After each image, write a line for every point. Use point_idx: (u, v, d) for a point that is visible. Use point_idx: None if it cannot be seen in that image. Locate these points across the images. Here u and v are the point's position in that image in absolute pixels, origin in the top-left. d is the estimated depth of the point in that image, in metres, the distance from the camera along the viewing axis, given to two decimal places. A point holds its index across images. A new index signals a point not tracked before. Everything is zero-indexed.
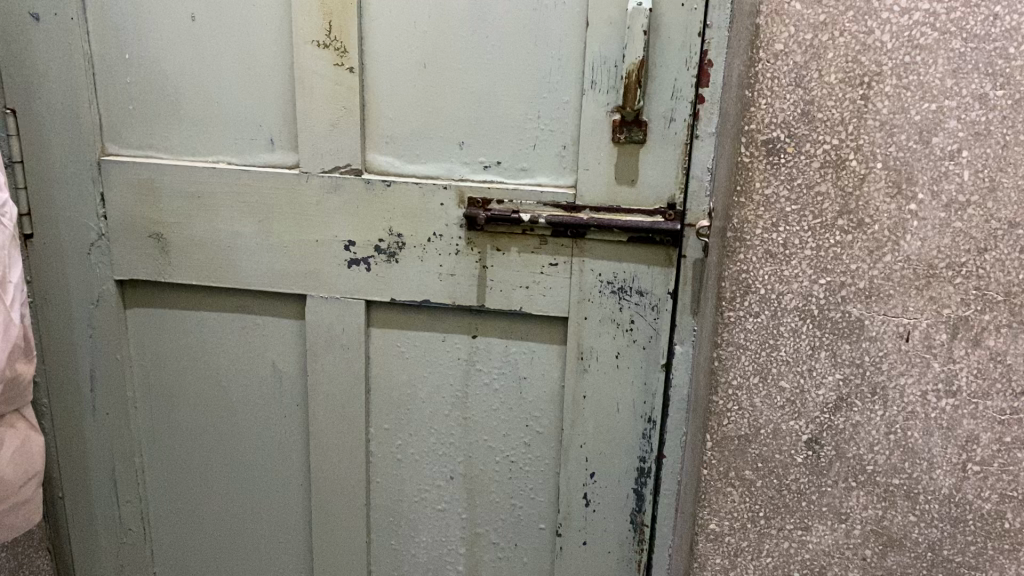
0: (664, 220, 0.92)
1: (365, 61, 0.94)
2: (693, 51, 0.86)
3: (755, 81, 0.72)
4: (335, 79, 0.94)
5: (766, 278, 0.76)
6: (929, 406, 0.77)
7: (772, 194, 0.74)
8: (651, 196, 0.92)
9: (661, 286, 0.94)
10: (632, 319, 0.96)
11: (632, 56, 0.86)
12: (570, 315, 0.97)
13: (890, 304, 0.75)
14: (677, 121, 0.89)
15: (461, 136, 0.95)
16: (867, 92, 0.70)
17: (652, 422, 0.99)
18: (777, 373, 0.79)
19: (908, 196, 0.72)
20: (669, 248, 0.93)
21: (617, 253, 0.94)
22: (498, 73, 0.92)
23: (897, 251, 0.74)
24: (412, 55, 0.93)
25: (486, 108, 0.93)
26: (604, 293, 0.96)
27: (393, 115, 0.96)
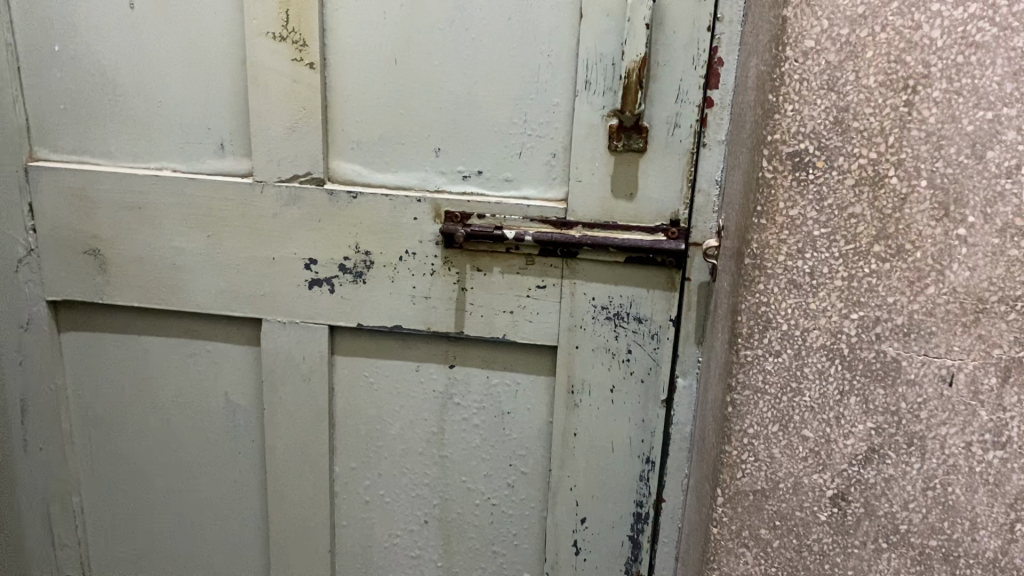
0: (666, 239, 0.81)
1: (328, 55, 0.83)
2: (702, 47, 0.76)
3: (781, 84, 0.61)
4: (293, 76, 0.83)
5: (789, 312, 0.66)
6: (974, 460, 0.67)
7: (798, 215, 0.63)
8: (652, 211, 0.81)
9: (662, 312, 0.84)
10: (629, 348, 0.86)
11: (633, 53, 0.76)
12: (559, 344, 0.87)
13: (932, 343, 0.65)
14: (681, 127, 0.79)
15: (436, 141, 0.84)
16: (911, 97, 0.60)
17: (650, 462, 0.89)
18: (800, 421, 0.68)
19: (956, 219, 0.62)
20: (671, 270, 0.83)
21: (613, 275, 0.84)
22: (479, 70, 0.81)
23: (941, 281, 0.63)
24: (382, 48, 0.82)
25: (466, 112, 0.82)
26: (597, 319, 0.85)
27: (360, 118, 0.84)
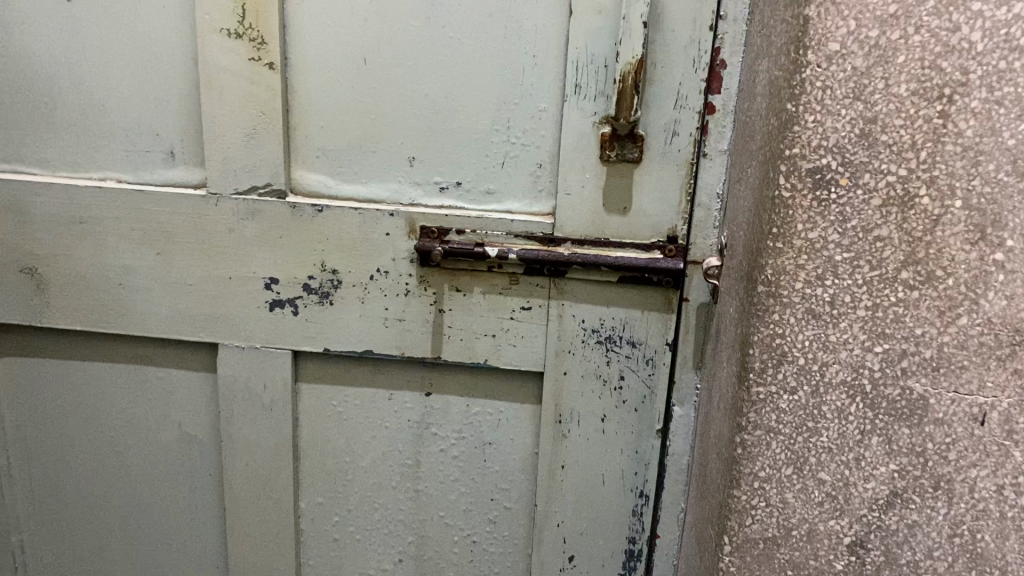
0: (663, 257, 0.74)
1: (289, 55, 0.75)
2: (703, 48, 0.69)
3: (800, 91, 0.54)
4: (250, 77, 0.74)
5: (806, 344, 0.59)
6: (1006, 505, 0.61)
7: (818, 238, 0.57)
8: (647, 227, 0.75)
9: (658, 336, 0.78)
10: (622, 375, 0.79)
11: (628, 54, 0.69)
12: (546, 370, 0.80)
13: (963, 379, 0.59)
14: (680, 136, 0.72)
15: (411, 149, 0.76)
16: (947, 107, 0.53)
17: (644, 497, 0.83)
18: (816, 463, 0.62)
19: (993, 243, 0.56)
20: (668, 290, 0.76)
21: (605, 296, 0.77)
22: (458, 72, 0.73)
23: (975, 311, 0.57)
24: (350, 47, 0.74)
25: (444, 119, 0.75)
26: (588, 343, 0.78)
27: (326, 123, 0.76)
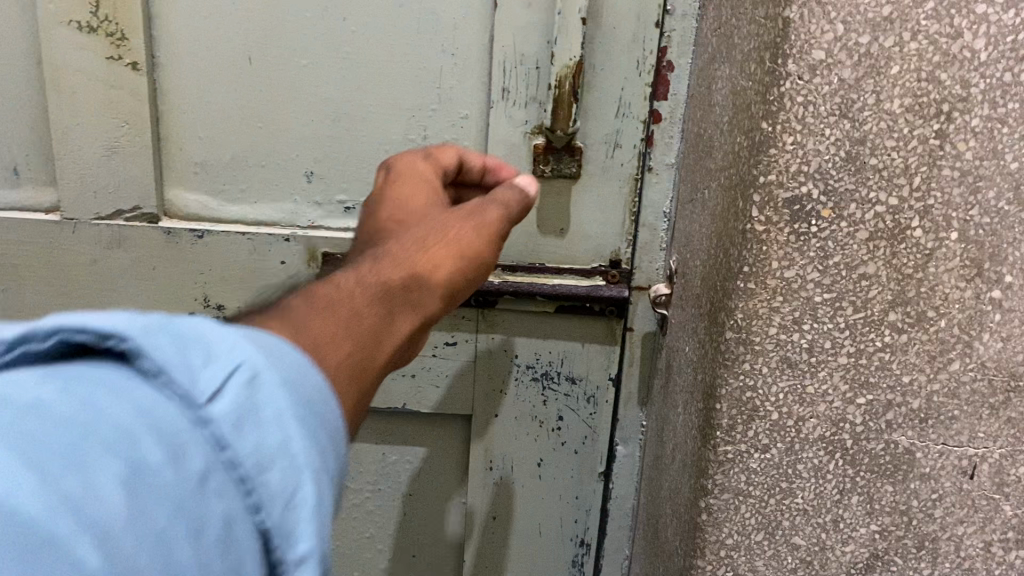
0: (605, 283, 0.68)
1: (156, 53, 0.66)
2: (650, 49, 0.63)
3: (779, 107, 0.46)
4: (109, 80, 0.65)
5: (780, 397, 0.51)
6: (993, 562, 0.55)
7: (795, 277, 0.49)
8: (588, 250, 0.68)
9: (600, 371, 0.71)
10: (560, 414, 0.73)
11: (566, 56, 0.61)
12: (475, 412, 0.73)
13: (953, 431, 0.52)
14: (623, 147, 0.65)
15: (309, 163, 0.69)
16: (944, 126, 0.46)
17: (585, 546, 0.77)
18: (789, 527, 0.54)
19: (990, 279, 0.49)
20: (611, 320, 0.70)
21: (540, 327, 0.70)
22: (358, 73, 0.66)
23: (968, 355, 0.50)
24: (233, 42, 0.65)
25: (340, 128, 0.68)
26: (522, 380, 0.72)
27: (206, 134, 0.68)
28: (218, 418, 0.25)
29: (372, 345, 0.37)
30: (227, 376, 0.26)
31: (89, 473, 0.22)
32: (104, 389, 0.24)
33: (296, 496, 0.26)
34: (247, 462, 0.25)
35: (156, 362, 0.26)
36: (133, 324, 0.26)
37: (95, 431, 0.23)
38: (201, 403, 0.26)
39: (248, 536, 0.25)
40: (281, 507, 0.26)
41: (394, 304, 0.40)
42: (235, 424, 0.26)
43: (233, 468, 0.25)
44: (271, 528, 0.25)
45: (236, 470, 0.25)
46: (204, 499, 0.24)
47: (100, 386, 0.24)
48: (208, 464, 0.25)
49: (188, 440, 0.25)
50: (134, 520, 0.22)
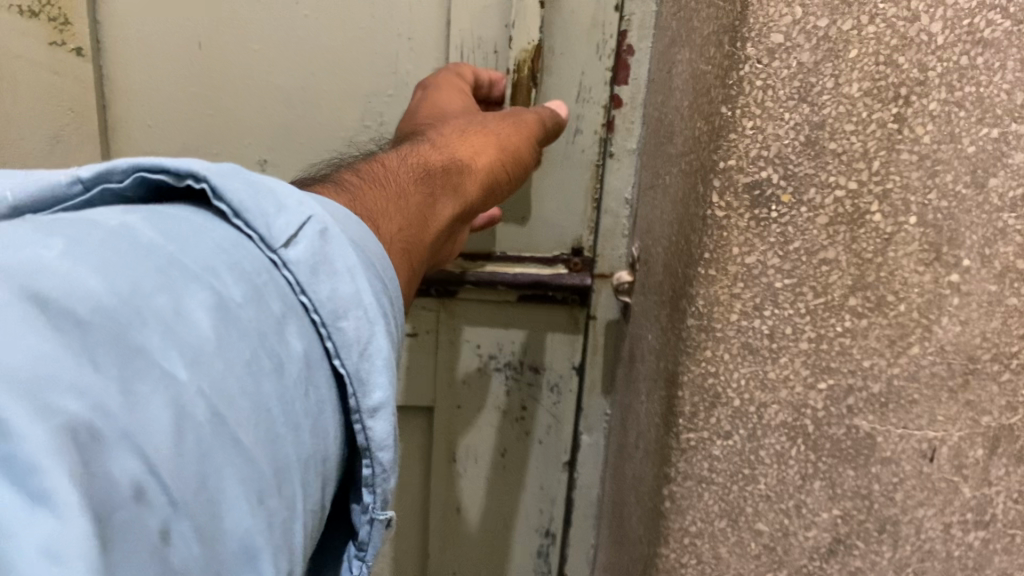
0: (568, 271, 0.72)
1: (101, 40, 0.70)
2: (610, 34, 0.66)
3: (738, 91, 0.45)
4: (55, 66, 0.70)
5: (742, 383, 0.51)
6: (953, 543, 0.56)
7: (756, 263, 0.49)
8: (550, 237, 0.72)
9: (562, 359, 0.75)
10: (522, 403, 0.77)
11: (524, 41, 0.65)
12: (440, 402, 0.77)
13: (913, 415, 0.52)
14: (583, 133, 0.69)
15: (255, 149, 0.74)
16: (902, 110, 0.46)
17: (551, 535, 0.80)
18: (753, 513, 0.54)
19: (949, 263, 0.49)
20: (573, 308, 0.73)
21: (503, 317, 0.74)
22: (299, 63, 0.71)
23: (928, 340, 0.50)
24: (178, 30, 0.70)
25: (292, 114, 0.73)
26: (485, 370, 0.76)
27: (153, 121, 0.73)
28: (292, 262, 0.36)
29: (416, 220, 0.52)
30: (304, 236, 0.37)
31: (177, 304, 0.29)
32: (200, 226, 0.34)
33: (366, 346, 0.38)
34: (318, 304, 0.36)
35: (231, 206, 0.36)
36: (206, 169, 0.36)
37: (185, 271, 0.31)
38: (278, 250, 0.36)
39: (317, 358, 0.36)
40: (354, 352, 0.37)
41: (431, 190, 0.55)
42: (308, 273, 0.36)
43: (310, 308, 0.36)
44: (347, 370, 0.37)
45: (310, 309, 0.36)
46: (282, 335, 0.34)
47: (194, 229, 0.34)
48: (282, 300, 0.35)
49: (267, 281, 0.35)
50: (213, 347, 0.29)
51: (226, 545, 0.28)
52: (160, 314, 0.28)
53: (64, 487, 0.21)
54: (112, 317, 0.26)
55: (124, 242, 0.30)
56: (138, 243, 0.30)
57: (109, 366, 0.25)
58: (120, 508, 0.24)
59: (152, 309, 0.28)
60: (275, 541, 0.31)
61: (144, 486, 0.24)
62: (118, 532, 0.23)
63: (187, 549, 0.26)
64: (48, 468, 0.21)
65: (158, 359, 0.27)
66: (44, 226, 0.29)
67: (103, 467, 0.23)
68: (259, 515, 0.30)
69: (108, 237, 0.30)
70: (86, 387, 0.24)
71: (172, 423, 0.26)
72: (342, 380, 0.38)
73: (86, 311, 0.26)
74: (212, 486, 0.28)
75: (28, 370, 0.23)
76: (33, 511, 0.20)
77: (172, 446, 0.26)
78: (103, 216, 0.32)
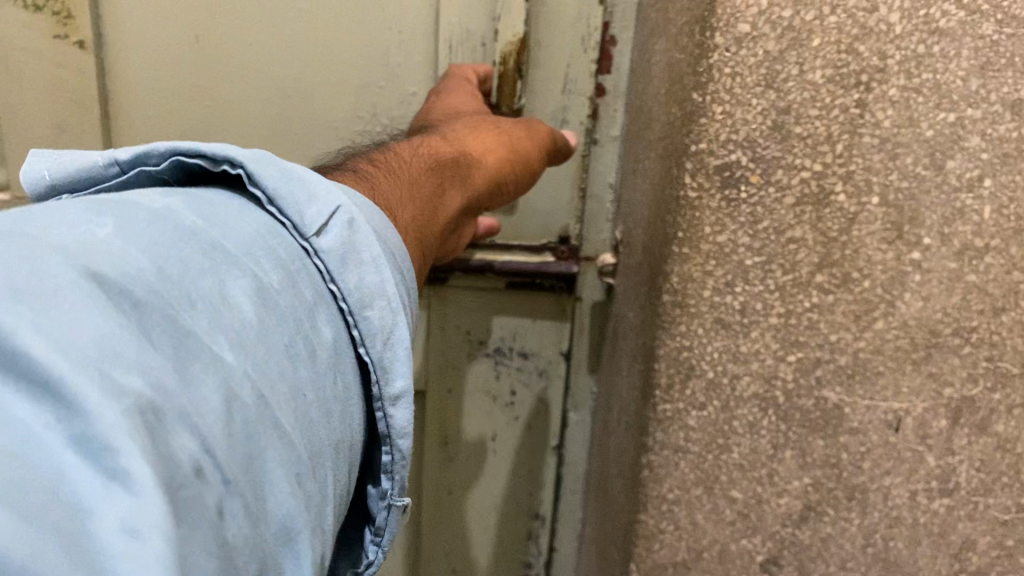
0: (555, 259, 0.79)
1: (102, 32, 0.78)
2: (593, 27, 0.71)
3: (708, 78, 0.48)
4: (58, 59, 0.78)
5: (715, 356, 0.54)
6: (918, 510, 0.58)
7: (727, 241, 0.51)
8: (538, 225, 0.79)
9: (550, 346, 0.83)
10: (512, 390, 0.85)
11: (509, 33, 0.71)
12: (433, 389, 0.86)
13: (878, 386, 0.55)
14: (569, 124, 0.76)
15: (253, 142, 0.83)
16: (864, 96, 0.48)
17: (540, 517, 0.89)
18: (727, 481, 0.57)
19: (910, 241, 0.52)
20: (560, 297, 0.81)
21: (492, 304, 0.82)
22: (292, 60, 0.79)
23: (891, 314, 0.53)
24: (180, 27, 0.78)
25: (294, 106, 0.81)
26: (476, 358, 0.84)
27: (151, 113, 0.81)
28: (322, 251, 0.41)
29: (428, 209, 0.57)
30: (335, 228, 0.41)
31: (221, 288, 0.33)
32: (238, 211, 0.38)
33: (391, 335, 0.43)
34: (346, 293, 0.41)
35: (267, 194, 0.40)
36: (246, 157, 0.41)
37: (228, 257, 0.35)
38: (311, 238, 0.40)
39: (345, 345, 0.41)
40: (378, 341, 0.42)
41: (442, 181, 0.60)
42: (337, 262, 0.41)
43: (338, 296, 0.41)
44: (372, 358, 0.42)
45: (339, 296, 0.41)
46: (315, 320, 0.38)
47: (235, 214, 0.38)
48: (313, 286, 0.39)
49: (300, 268, 0.39)
50: (253, 329, 0.33)
51: (268, 517, 0.32)
52: (206, 296, 0.32)
53: (136, 464, 0.24)
54: (164, 300, 0.30)
55: (174, 227, 0.34)
56: (185, 230, 0.34)
57: (164, 345, 0.28)
58: (184, 484, 0.26)
59: (202, 294, 0.32)
60: (308, 516, 0.35)
61: (202, 462, 0.27)
62: (183, 505, 0.26)
63: (237, 526, 0.29)
64: (122, 447, 0.24)
65: (208, 342, 0.30)
66: (100, 207, 0.33)
67: (169, 443, 0.26)
68: (297, 495, 0.33)
69: (157, 224, 0.34)
70: (149, 365, 0.27)
71: (223, 398, 0.30)
72: (365, 366, 0.42)
73: (142, 291, 0.29)
74: (257, 463, 0.31)
75: (94, 346, 0.26)
76: (111, 486, 0.23)
77: (221, 422, 0.29)
78: (145, 199, 0.36)
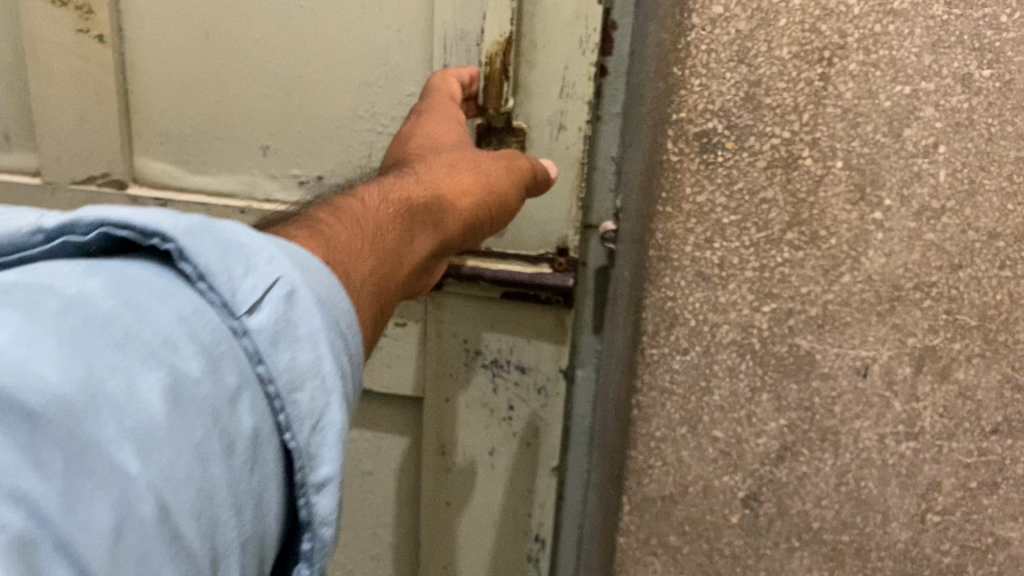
0: (550, 270, 0.85)
1: (123, 29, 0.91)
2: (592, 28, 0.78)
3: (686, 54, 0.55)
4: (80, 52, 0.91)
5: (697, 306, 0.60)
6: (887, 453, 0.64)
7: (706, 201, 0.58)
8: (534, 236, 0.86)
9: (547, 362, 0.90)
10: (509, 405, 0.93)
11: (495, 35, 0.78)
12: (434, 397, 0.96)
13: (846, 335, 0.61)
14: (566, 130, 0.82)
15: (258, 139, 0.92)
16: (827, 70, 0.55)
17: (538, 539, 0.97)
18: (709, 421, 0.63)
19: (872, 202, 0.57)
20: (558, 314, 0.88)
21: (488, 313, 0.90)
22: (289, 60, 0.88)
23: (857, 269, 0.59)
24: (191, 28, 0.89)
25: (289, 102, 0.89)
26: (472, 369, 0.93)
27: (167, 108, 0.94)
28: (253, 330, 0.36)
29: (389, 256, 0.56)
30: (269, 297, 0.38)
31: (130, 383, 0.30)
32: (161, 296, 0.34)
33: (321, 416, 0.38)
34: (275, 375, 0.37)
35: (198, 269, 0.36)
36: (177, 232, 0.36)
37: (161, 337, 0.32)
38: (242, 317, 0.36)
39: (267, 435, 0.36)
40: (305, 427, 0.37)
41: (411, 223, 0.61)
42: (269, 339, 0.37)
43: (265, 377, 0.36)
44: (298, 445, 0.37)
45: (266, 378, 0.36)
46: (233, 409, 0.34)
47: (160, 296, 0.34)
48: (239, 369, 0.35)
49: (226, 350, 0.35)
50: (164, 430, 0.30)
51: None
52: (113, 398, 0.29)
53: None
54: (67, 410, 0.28)
55: (82, 320, 0.31)
56: (95, 319, 0.31)
57: (57, 465, 0.27)
58: None
59: (105, 393, 0.29)
60: None
61: None
62: None
63: None
64: None
65: (111, 450, 0.28)
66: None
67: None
68: None
69: (58, 310, 0.30)
70: (31, 491, 0.26)
71: (114, 521, 0.28)
72: (291, 458, 0.37)
73: (38, 401, 0.27)
74: None
75: None
76: None
77: (111, 550, 0.27)
78: (59, 281, 0.32)
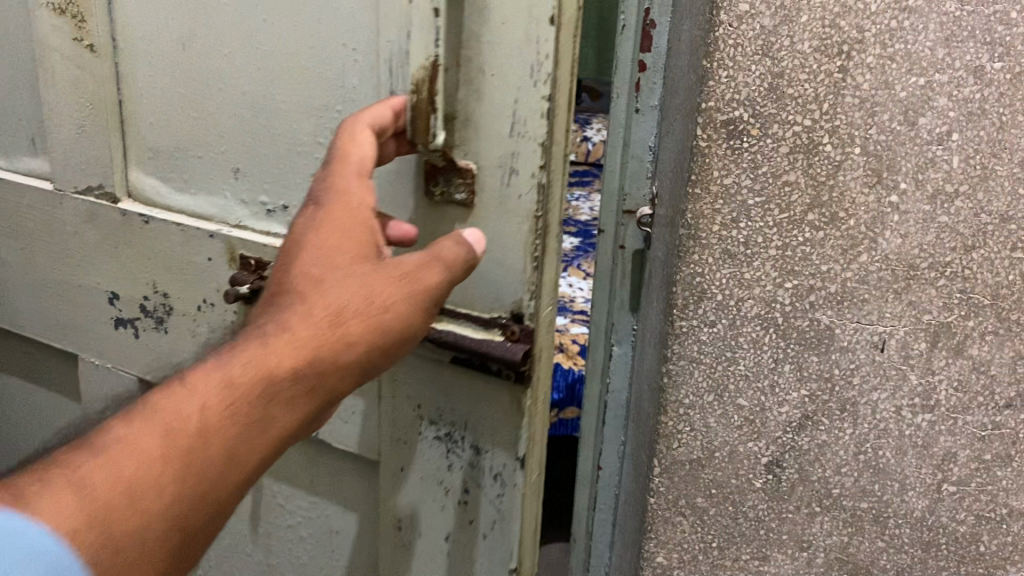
0: (502, 339, 0.68)
1: (116, 40, 0.83)
2: (544, 53, 0.60)
3: (715, 48, 0.60)
4: (79, 62, 0.86)
5: (724, 282, 0.65)
6: (903, 423, 0.68)
7: (733, 183, 0.63)
8: (487, 294, 0.68)
9: (504, 445, 0.72)
10: (465, 488, 0.75)
11: (422, 55, 0.60)
12: (385, 463, 0.79)
13: (865, 311, 0.65)
14: (520, 172, 0.64)
15: (231, 161, 0.80)
16: (845, 62, 0.59)
17: None
18: (735, 390, 0.68)
19: (889, 185, 0.62)
20: (513, 389, 0.70)
21: (444, 380, 0.73)
22: (256, 76, 0.75)
23: (874, 249, 0.63)
24: (170, 38, 0.79)
25: (257, 123, 0.77)
26: (426, 440, 0.76)
27: (154, 122, 0.85)
28: None
29: (199, 481, 0.45)
30: None
31: None
32: None
33: None
34: None
35: None
36: None
37: None
38: None
39: None
40: None
41: (264, 405, 0.47)
42: None
43: None
44: None
45: None
46: None
47: None
48: None
49: None
50: None
51: None
52: None
53: None
54: None
55: None
56: None
57: None
58: None
59: None
60: None
61: None
62: None
63: None
64: None
65: None
66: None
67: None
68: None
69: None
70: None
71: None
72: None
73: None
74: None
75: None
76: None
77: None
78: None
